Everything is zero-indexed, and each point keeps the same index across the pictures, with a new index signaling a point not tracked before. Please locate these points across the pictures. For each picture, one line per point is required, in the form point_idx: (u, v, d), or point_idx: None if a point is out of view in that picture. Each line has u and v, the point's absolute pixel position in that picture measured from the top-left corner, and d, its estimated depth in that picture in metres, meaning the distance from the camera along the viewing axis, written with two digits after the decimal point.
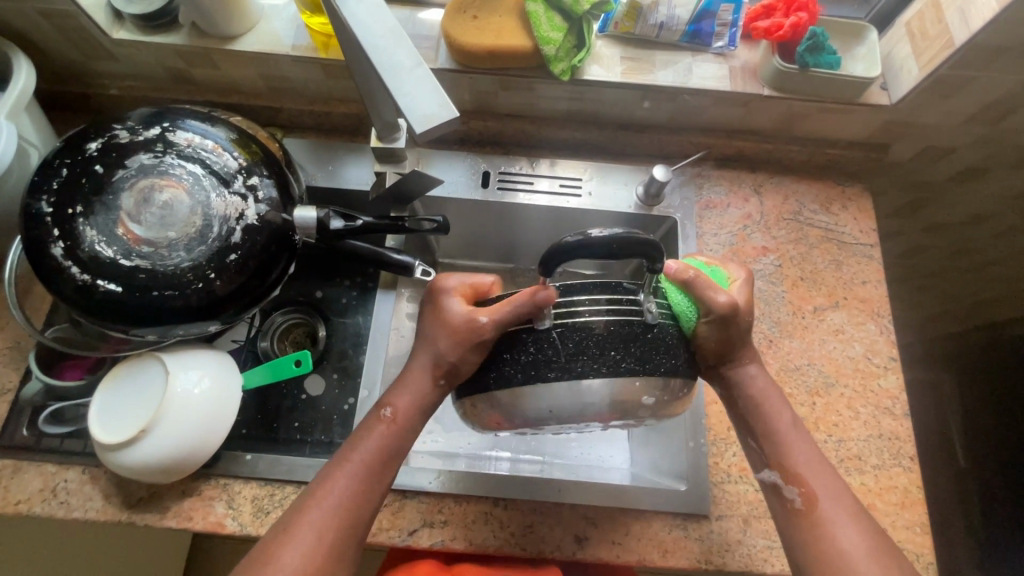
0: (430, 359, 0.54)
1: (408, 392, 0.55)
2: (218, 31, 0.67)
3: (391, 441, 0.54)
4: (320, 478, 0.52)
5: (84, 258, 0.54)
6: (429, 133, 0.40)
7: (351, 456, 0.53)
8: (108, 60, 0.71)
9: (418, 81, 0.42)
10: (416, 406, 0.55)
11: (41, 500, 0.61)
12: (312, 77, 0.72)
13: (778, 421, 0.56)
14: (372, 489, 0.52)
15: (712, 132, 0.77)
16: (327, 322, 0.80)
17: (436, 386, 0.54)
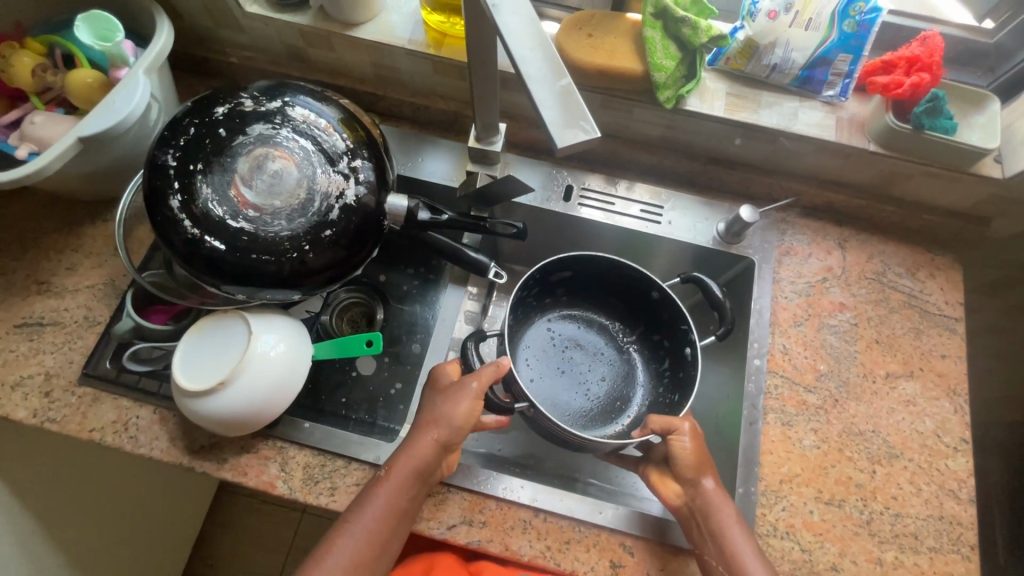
0: (432, 420, 0.59)
1: (410, 452, 0.58)
2: (343, 17, 0.70)
3: (377, 509, 0.56)
4: (325, 545, 0.55)
5: (197, 214, 0.57)
6: (571, 148, 0.39)
7: (351, 518, 0.56)
8: (235, 31, 0.75)
9: (562, 88, 0.40)
10: (411, 465, 0.57)
11: (113, 432, 0.65)
12: (420, 72, 0.74)
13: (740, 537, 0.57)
14: (376, 548, 0.55)
15: (804, 179, 0.75)
16: (386, 307, 0.82)
17: (436, 446, 0.58)
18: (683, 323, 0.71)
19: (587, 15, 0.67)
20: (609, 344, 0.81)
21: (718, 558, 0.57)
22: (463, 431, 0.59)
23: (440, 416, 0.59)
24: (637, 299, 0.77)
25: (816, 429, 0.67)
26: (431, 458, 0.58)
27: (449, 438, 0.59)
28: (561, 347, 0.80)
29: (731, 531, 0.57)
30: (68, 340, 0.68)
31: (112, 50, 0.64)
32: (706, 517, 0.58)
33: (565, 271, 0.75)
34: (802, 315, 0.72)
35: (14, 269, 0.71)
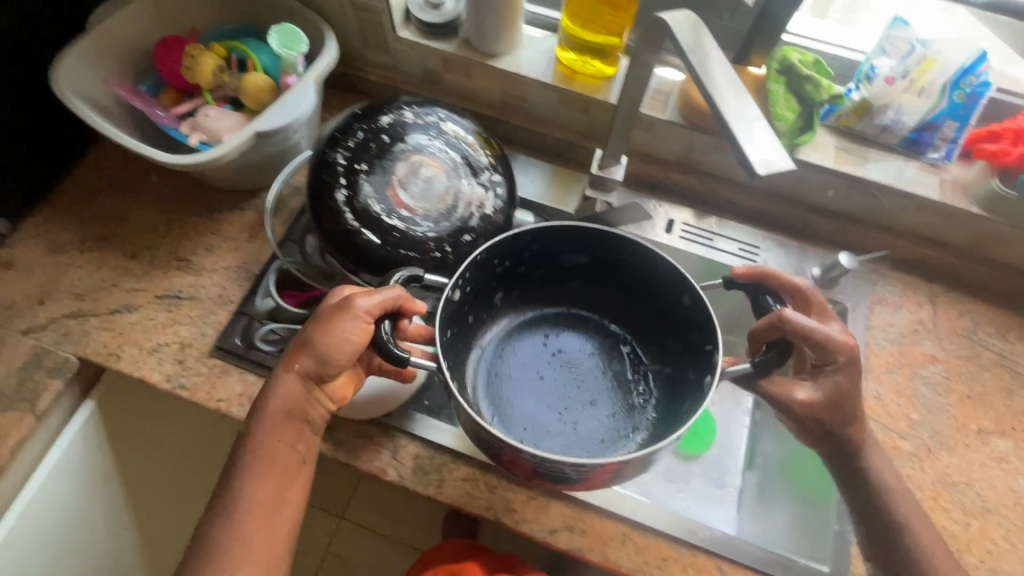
0: (297, 350, 0.58)
1: (275, 390, 0.58)
2: (486, 48, 0.77)
3: (262, 469, 0.56)
4: (216, 521, 0.55)
5: (357, 208, 0.62)
6: (768, 172, 0.41)
7: (229, 486, 0.56)
8: (380, 52, 0.83)
9: (759, 128, 0.43)
10: (279, 410, 0.57)
11: (238, 405, 0.69)
12: (546, 102, 0.80)
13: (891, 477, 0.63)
14: (270, 519, 0.56)
15: (899, 234, 0.79)
16: None
17: (296, 376, 0.57)
18: (710, 341, 0.59)
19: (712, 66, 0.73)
20: (610, 364, 0.71)
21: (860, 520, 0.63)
22: (324, 363, 0.56)
23: (314, 349, 0.56)
24: (663, 313, 0.66)
25: (911, 476, 0.68)
26: (298, 392, 0.58)
27: (309, 368, 0.57)
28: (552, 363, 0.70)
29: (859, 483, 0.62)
30: (202, 314, 0.74)
31: (286, 60, 0.71)
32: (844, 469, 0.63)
33: (581, 253, 0.65)
34: (894, 364, 0.75)
35: (158, 245, 0.78)
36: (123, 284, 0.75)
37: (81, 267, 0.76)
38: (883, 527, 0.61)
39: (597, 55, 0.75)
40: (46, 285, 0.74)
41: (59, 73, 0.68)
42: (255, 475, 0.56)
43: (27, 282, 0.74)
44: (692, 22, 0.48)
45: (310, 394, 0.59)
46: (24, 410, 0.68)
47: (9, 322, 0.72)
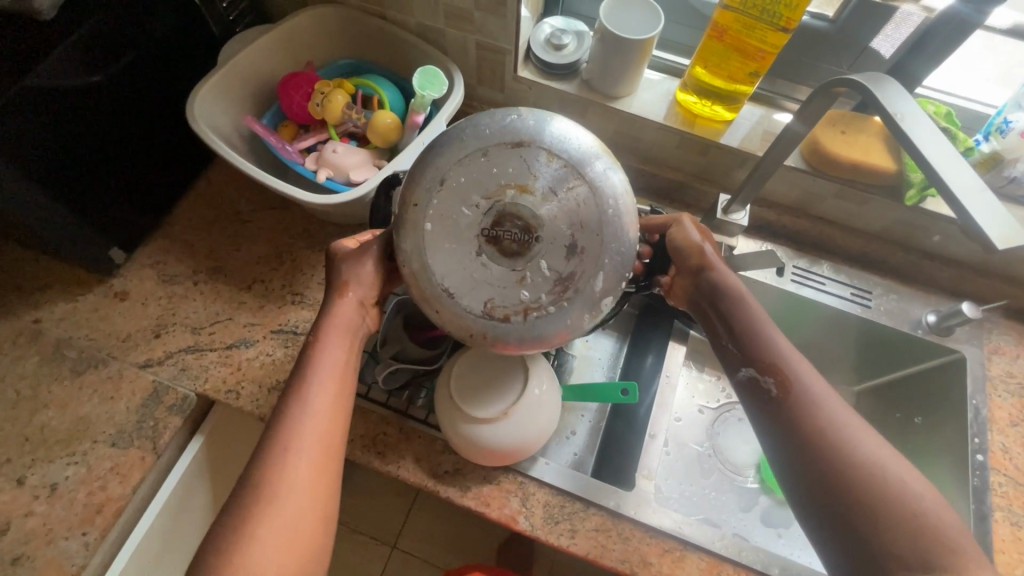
0: (337, 277, 0.58)
1: (331, 317, 0.56)
2: (607, 90, 0.77)
3: (325, 379, 0.53)
4: (273, 434, 0.49)
5: None
6: (1007, 250, 0.40)
7: (287, 399, 0.51)
8: (494, 90, 0.83)
9: (994, 209, 0.42)
10: (338, 327, 0.56)
11: (362, 446, 0.67)
12: (661, 144, 0.81)
13: (813, 381, 0.52)
14: (334, 435, 0.51)
15: (1015, 283, 0.79)
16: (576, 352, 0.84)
17: (351, 301, 0.58)
18: None
19: (839, 114, 0.73)
20: None
21: (728, 337, 0.57)
22: (377, 286, 0.59)
23: (354, 272, 0.58)
24: None
25: None
26: (355, 315, 0.58)
27: (367, 295, 0.59)
28: (535, 308, 0.48)
29: (737, 309, 0.57)
30: None
31: (418, 99, 0.71)
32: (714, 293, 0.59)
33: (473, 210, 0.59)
34: (1018, 416, 0.74)
35: (272, 278, 0.77)
36: (238, 318, 0.74)
37: (196, 299, 0.74)
38: (854, 453, 0.48)
39: (722, 100, 0.75)
40: (162, 317, 0.73)
41: (195, 105, 0.68)
42: (314, 387, 0.52)
43: (142, 313, 0.73)
44: (895, 86, 0.49)
45: (363, 318, 0.59)
46: (145, 448, 0.65)
47: (127, 356, 0.70)
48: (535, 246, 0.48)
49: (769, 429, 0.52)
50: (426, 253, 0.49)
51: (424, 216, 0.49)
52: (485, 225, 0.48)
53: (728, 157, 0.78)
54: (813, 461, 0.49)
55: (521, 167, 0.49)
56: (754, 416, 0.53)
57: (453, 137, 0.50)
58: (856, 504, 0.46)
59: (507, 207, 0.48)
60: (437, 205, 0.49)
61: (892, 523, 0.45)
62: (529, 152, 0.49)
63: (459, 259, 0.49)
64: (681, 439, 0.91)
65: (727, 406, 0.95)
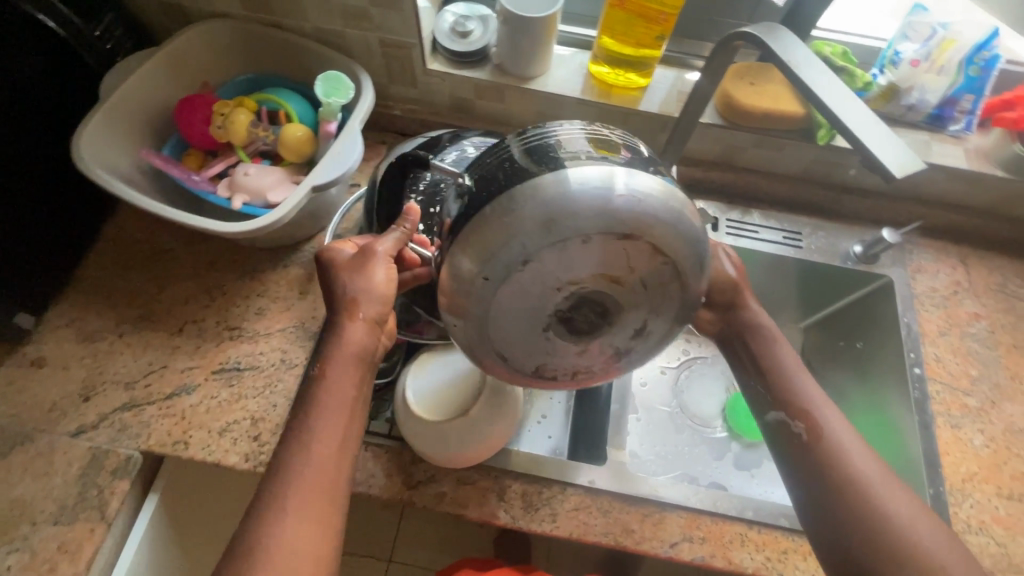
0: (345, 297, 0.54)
1: (341, 343, 0.53)
2: (520, 72, 0.76)
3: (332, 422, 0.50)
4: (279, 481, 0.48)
5: None
6: (902, 177, 0.41)
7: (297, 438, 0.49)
8: (407, 86, 0.80)
9: (886, 138, 0.43)
10: (350, 355, 0.53)
11: None
12: (583, 119, 0.80)
13: (833, 427, 0.56)
14: (338, 482, 0.49)
15: (927, 204, 0.84)
16: None
17: (364, 324, 0.54)
18: None
19: (745, 67, 0.75)
20: None
21: (761, 378, 0.61)
22: (388, 303, 0.56)
23: (357, 291, 0.54)
24: None
25: (983, 430, 0.72)
26: (367, 340, 0.54)
27: (379, 314, 0.55)
28: (584, 370, 0.46)
29: (771, 351, 0.62)
30: (268, 383, 0.69)
31: (326, 107, 0.68)
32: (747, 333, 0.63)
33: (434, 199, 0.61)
34: (945, 326, 0.79)
35: (204, 316, 0.73)
36: (174, 364, 0.69)
37: (124, 352, 0.69)
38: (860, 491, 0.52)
39: (634, 67, 0.75)
40: (89, 378, 0.68)
41: (81, 146, 0.63)
42: (323, 428, 0.50)
43: (67, 378, 0.68)
44: (787, 35, 0.50)
45: (376, 341, 0.55)
46: (94, 520, 0.61)
47: (56, 426, 0.65)
48: (610, 326, 0.43)
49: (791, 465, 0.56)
50: (489, 323, 0.42)
51: (495, 290, 0.40)
52: (562, 306, 0.41)
53: (648, 123, 0.79)
54: (828, 488, 0.53)
55: (623, 257, 0.40)
56: (778, 453, 0.58)
57: (545, 190, 0.39)
58: (857, 536, 0.51)
59: (590, 295, 0.41)
60: (517, 284, 0.40)
61: (883, 558, 0.50)
62: (637, 246, 0.39)
63: (523, 329, 0.42)
64: (647, 404, 0.94)
65: (687, 363, 0.99)
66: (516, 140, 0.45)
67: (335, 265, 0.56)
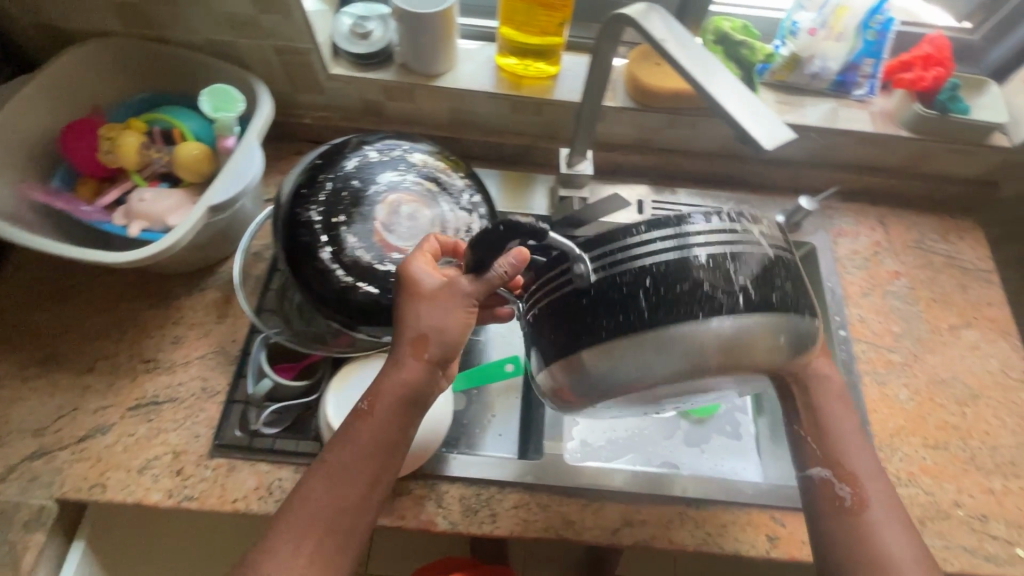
0: (416, 331, 0.50)
1: (396, 376, 0.50)
2: (426, 69, 0.75)
3: (364, 471, 0.50)
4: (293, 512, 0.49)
5: (348, 262, 0.59)
6: (772, 147, 0.41)
7: (326, 475, 0.50)
8: (313, 93, 0.78)
9: (754, 110, 0.43)
10: (399, 396, 0.50)
11: (257, 498, 0.63)
12: (497, 112, 0.79)
13: (873, 510, 0.54)
14: (354, 532, 0.49)
15: (844, 169, 0.85)
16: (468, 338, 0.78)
17: (425, 365, 0.51)
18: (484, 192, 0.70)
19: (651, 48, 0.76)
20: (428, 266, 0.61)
21: (818, 433, 0.58)
22: (457, 345, 0.52)
23: (427, 324, 0.50)
24: None
25: (907, 384, 0.75)
26: (422, 378, 0.51)
27: (441, 356, 0.51)
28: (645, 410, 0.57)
29: (829, 409, 0.58)
30: (189, 414, 0.66)
31: (218, 123, 0.65)
32: (809, 387, 0.57)
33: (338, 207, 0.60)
34: (867, 287, 0.81)
35: (116, 351, 0.69)
36: (87, 404, 0.66)
37: (31, 398, 0.66)
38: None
39: (541, 56, 0.75)
40: None
41: None
42: (351, 477, 0.49)
43: None
44: (659, 15, 0.50)
45: (435, 383, 0.52)
46: None
47: None
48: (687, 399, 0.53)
49: (825, 530, 0.55)
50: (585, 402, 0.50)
51: (601, 376, 0.46)
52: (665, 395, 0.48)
53: (562, 112, 0.78)
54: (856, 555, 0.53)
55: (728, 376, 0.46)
56: (811, 515, 0.56)
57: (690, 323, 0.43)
58: None
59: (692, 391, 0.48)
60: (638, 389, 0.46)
61: None
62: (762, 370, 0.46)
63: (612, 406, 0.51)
64: None
65: None
66: (623, 253, 0.46)
67: (415, 290, 0.51)
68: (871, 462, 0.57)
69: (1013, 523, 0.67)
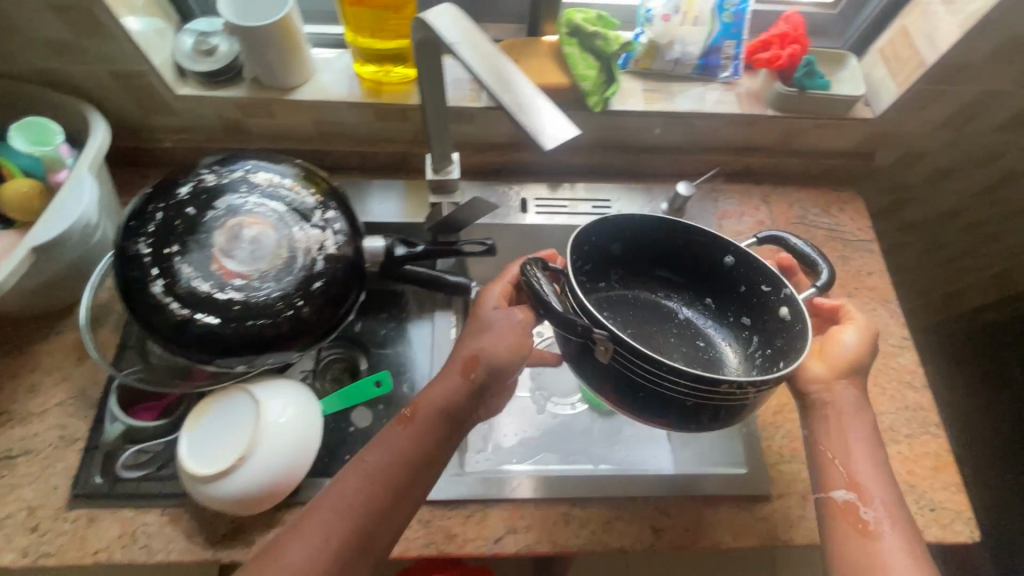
0: (468, 349, 0.57)
1: (434, 390, 0.56)
2: (278, 83, 0.72)
3: (393, 474, 0.53)
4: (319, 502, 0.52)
5: (183, 294, 0.56)
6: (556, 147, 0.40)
7: (365, 471, 0.53)
8: (166, 115, 0.74)
9: (540, 108, 0.41)
10: (439, 407, 0.55)
11: (122, 547, 0.60)
12: (362, 121, 0.77)
13: (890, 540, 0.54)
14: (372, 537, 0.51)
15: (723, 151, 0.85)
16: (368, 354, 0.76)
17: (467, 383, 0.56)
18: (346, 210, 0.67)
19: (509, 44, 0.74)
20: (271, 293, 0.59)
21: (840, 457, 0.59)
22: (509, 368, 0.57)
23: (481, 347, 0.56)
24: None
25: None
26: (455, 395, 0.56)
27: (474, 373, 0.56)
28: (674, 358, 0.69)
29: (853, 434, 0.60)
30: (46, 466, 0.63)
31: (47, 157, 0.63)
32: (828, 417, 0.61)
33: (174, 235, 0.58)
34: None
35: None
36: None
37: None
38: None
39: (397, 61, 0.73)
40: None
41: None
42: (376, 479, 0.52)
43: None
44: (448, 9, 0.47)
45: (476, 404, 0.57)
46: None
47: None
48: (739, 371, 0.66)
49: (840, 547, 0.55)
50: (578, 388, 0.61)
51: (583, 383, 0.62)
52: None
53: None
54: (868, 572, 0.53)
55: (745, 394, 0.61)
56: (826, 530, 0.56)
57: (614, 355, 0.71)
58: None
59: None
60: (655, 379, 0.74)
61: None
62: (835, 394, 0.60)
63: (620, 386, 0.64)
64: None
65: None
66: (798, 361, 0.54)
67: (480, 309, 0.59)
68: (893, 486, 0.58)
69: None
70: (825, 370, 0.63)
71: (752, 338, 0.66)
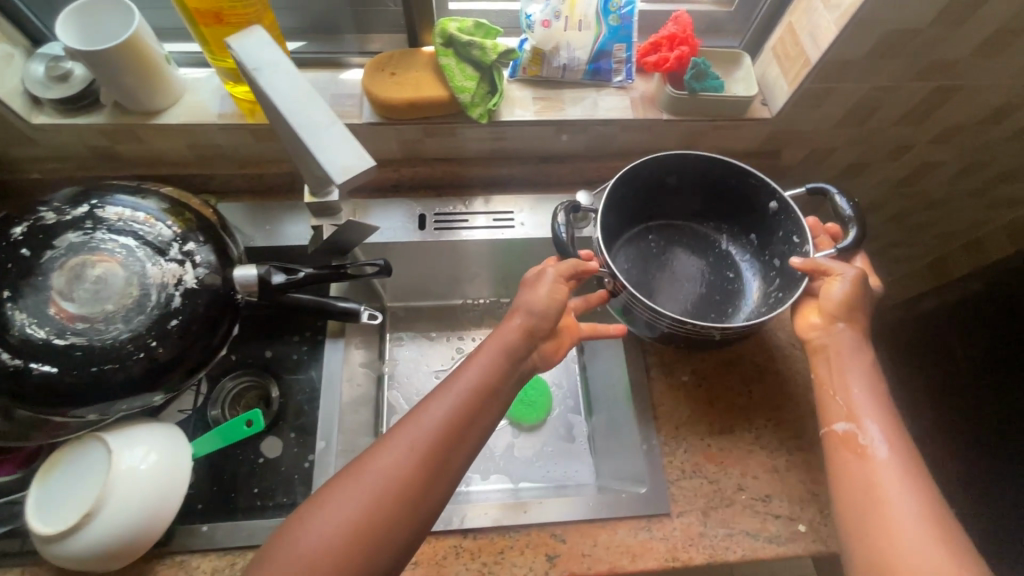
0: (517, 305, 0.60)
1: (491, 339, 0.58)
2: (142, 107, 0.68)
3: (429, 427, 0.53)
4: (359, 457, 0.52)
5: (14, 343, 0.53)
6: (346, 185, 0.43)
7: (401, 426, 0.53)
8: (28, 145, 0.70)
9: (333, 144, 0.45)
10: (494, 349, 0.57)
11: None
12: (241, 143, 0.74)
13: (909, 474, 0.53)
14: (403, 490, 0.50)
15: (627, 157, 0.83)
16: (280, 381, 0.78)
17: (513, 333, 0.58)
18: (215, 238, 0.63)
19: (386, 57, 0.71)
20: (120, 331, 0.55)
21: (840, 391, 0.58)
22: (549, 320, 0.59)
23: (529, 303, 0.60)
24: None
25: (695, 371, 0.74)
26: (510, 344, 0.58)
27: (537, 330, 0.59)
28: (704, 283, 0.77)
29: (854, 371, 0.58)
30: None
31: None
32: (830, 358, 0.60)
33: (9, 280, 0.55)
34: None
35: None
36: None
37: None
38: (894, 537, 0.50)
39: None
40: None
41: None
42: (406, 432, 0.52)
43: None
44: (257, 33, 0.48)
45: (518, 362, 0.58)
46: None
47: None
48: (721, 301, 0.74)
49: (841, 476, 0.55)
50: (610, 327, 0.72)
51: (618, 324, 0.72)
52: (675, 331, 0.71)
53: None
54: (868, 500, 0.52)
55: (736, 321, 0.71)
56: (835, 468, 0.56)
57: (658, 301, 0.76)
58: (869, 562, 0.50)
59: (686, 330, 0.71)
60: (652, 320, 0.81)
61: None
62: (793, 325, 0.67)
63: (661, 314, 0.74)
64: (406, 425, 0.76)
65: None
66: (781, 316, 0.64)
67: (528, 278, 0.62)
68: (895, 419, 0.56)
69: (795, 499, 0.68)
70: (837, 312, 0.60)
71: (775, 278, 0.71)
